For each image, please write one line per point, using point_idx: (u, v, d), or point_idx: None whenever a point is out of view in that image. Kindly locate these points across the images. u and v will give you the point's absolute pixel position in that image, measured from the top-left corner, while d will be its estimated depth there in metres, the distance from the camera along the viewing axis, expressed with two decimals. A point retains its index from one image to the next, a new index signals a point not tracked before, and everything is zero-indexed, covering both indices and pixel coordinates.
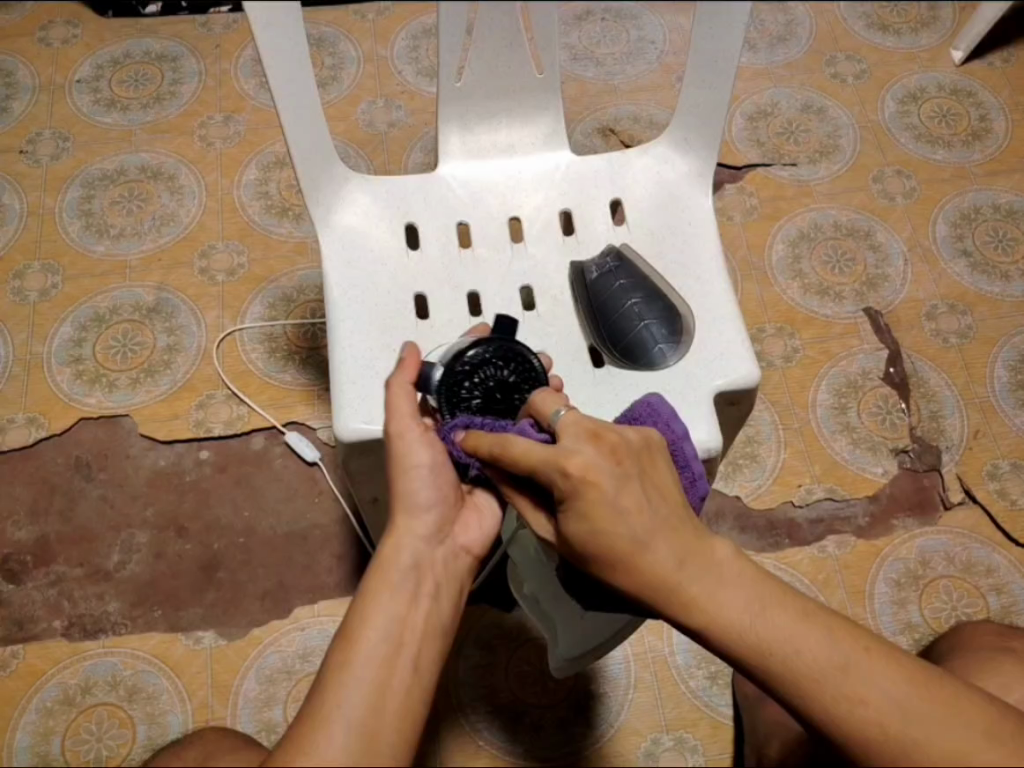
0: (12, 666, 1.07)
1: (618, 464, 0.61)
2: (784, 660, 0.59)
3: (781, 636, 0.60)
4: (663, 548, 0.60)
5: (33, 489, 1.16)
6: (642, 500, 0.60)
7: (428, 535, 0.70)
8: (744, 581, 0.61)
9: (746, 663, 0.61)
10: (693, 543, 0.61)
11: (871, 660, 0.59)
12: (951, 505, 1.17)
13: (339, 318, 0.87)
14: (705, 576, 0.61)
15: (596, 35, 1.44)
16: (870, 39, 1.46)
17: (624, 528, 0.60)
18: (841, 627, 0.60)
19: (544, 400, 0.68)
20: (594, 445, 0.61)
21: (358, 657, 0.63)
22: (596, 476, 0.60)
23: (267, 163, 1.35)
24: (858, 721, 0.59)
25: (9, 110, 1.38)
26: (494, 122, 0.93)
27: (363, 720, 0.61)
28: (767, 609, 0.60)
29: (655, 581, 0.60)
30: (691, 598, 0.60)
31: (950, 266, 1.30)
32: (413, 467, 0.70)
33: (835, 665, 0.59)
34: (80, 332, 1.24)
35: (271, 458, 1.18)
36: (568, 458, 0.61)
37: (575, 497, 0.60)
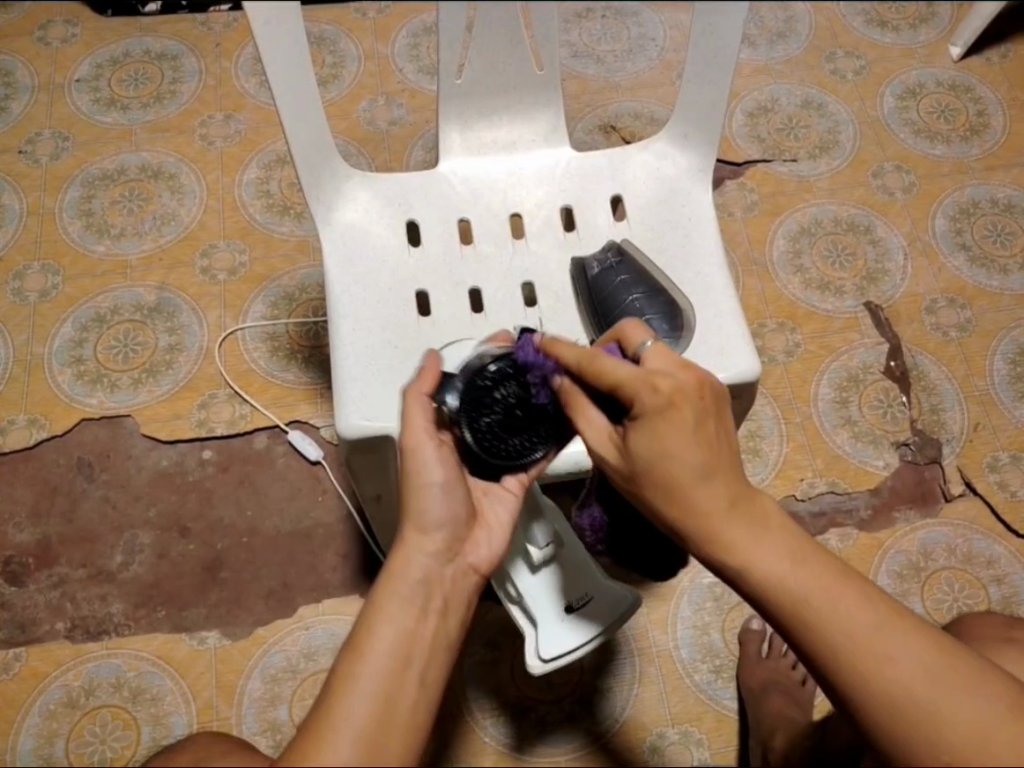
0: (15, 668, 1.07)
1: (702, 393, 0.60)
2: (821, 615, 0.59)
3: (820, 591, 0.59)
4: (720, 487, 0.60)
5: (35, 490, 1.15)
6: (713, 438, 0.60)
7: (439, 553, 0.70)
8: (787, 533, 0.61)
9: (781, 615, 0.60)
10: (746, 488, 0.61)
11: (902, 628, 0.60)
12: (952, 498, 1.18)
13: (340, 315, 0.87)
14: (753, 524, 0.60)
15: (597, 32, 1.44)
16: (868, 36, 1.47)
17: (692, 458, 0.59)
18: (875, 593, 0.61)
19: (636, 329, 0.67)
20: (687, 373, 0.61)
21: (366, 668, 0.63)
22: (681, 401, 0.60)
23: (269, 161, 1.35)
24: (887, 684, 0.59)
25: (7, 110, 1.37)
26: (495, 119, 0.93)
27: (368, 728, 0.61)
28: (809, 563, 0.60)
29: (704, 517, 0.60)
30: (737, 544, 0.60)
31: (949, 260, 1.31)
32: (424, 484, 0.70)
33: (869, 628, 0.59)
34: (81, 333, 1.24)
35: (273, 458, 1.18)
36: (658, 377, 0.60)
37: (655, 416, 0.60)
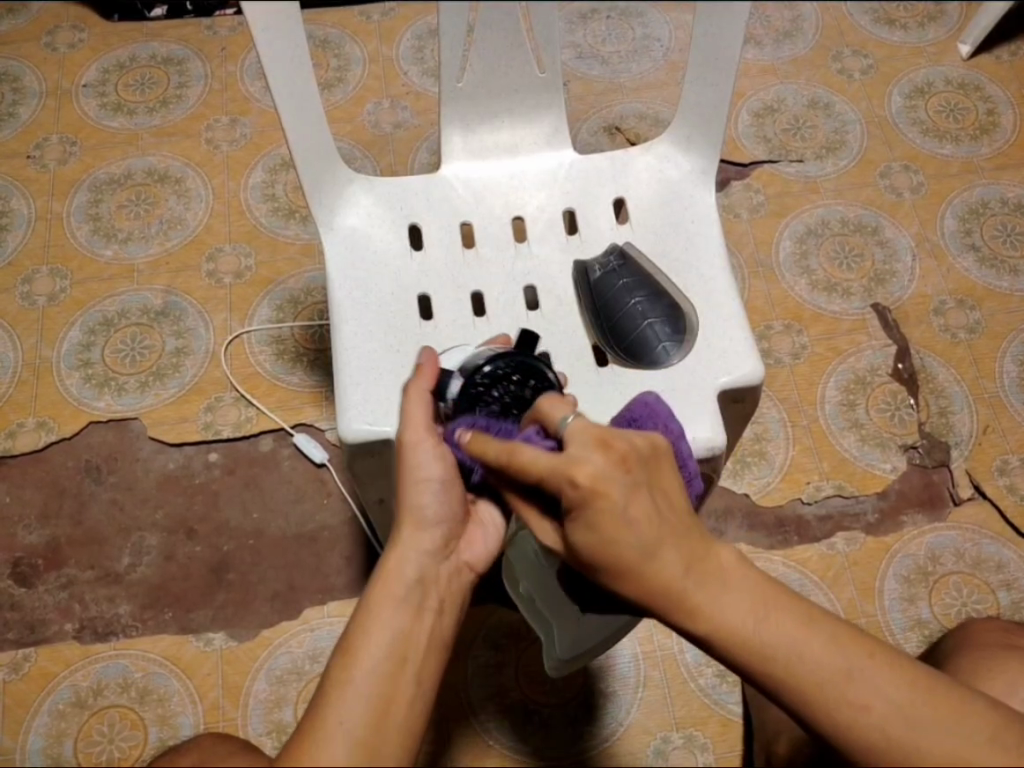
0: (24, 669, 1.08)
1: (627, 470, 0.58)
2: (786, 664, 0.59)
3: (784, 642, 0.59)
4: (670, 556, 0.59)
5: (44, 493, 1.16)
6: (650, 509, 0.58)
7: (435, 549, 0.71)
8: (745, 586, 0.60)
9: (750, 668, 0.60)
10: (698, 546, 0.60)
11: (875, 665, 0.59)
12: (961, 501, 1.17)
13: (343, 318, 0.87)
14: (709, 583, 0.60)
15: (602, 33, 1.44)
16: (876, 34, 1.46)
17: (634, 538, 0.58)
18: (844, 633, 0.60)
19: (552, 405, 0.65)
20: (604, 453, 0.58)
21: (357, 671, 0.63)
22: (606, 487, 0.57)
23: (274, 165, 1.36)
24: (860, 728, 0.58)
25: (17, 115, 1.39)
26: (496, 123, 0.92)
27: (363, 735, 0.60)
28: (771, 613, 0.60)
29: (660, 588, 0.59)
30: (697, 604, 0.59)
31: (958, 260, 1.29)
32: (423, 479, 0.71)
33: (837, 671, 0.59)
34: (89, 336, 1.25)
35: (279, 460, 1.19)
36: (577, 467, 0.58)
37: (586, 507, 0.58)
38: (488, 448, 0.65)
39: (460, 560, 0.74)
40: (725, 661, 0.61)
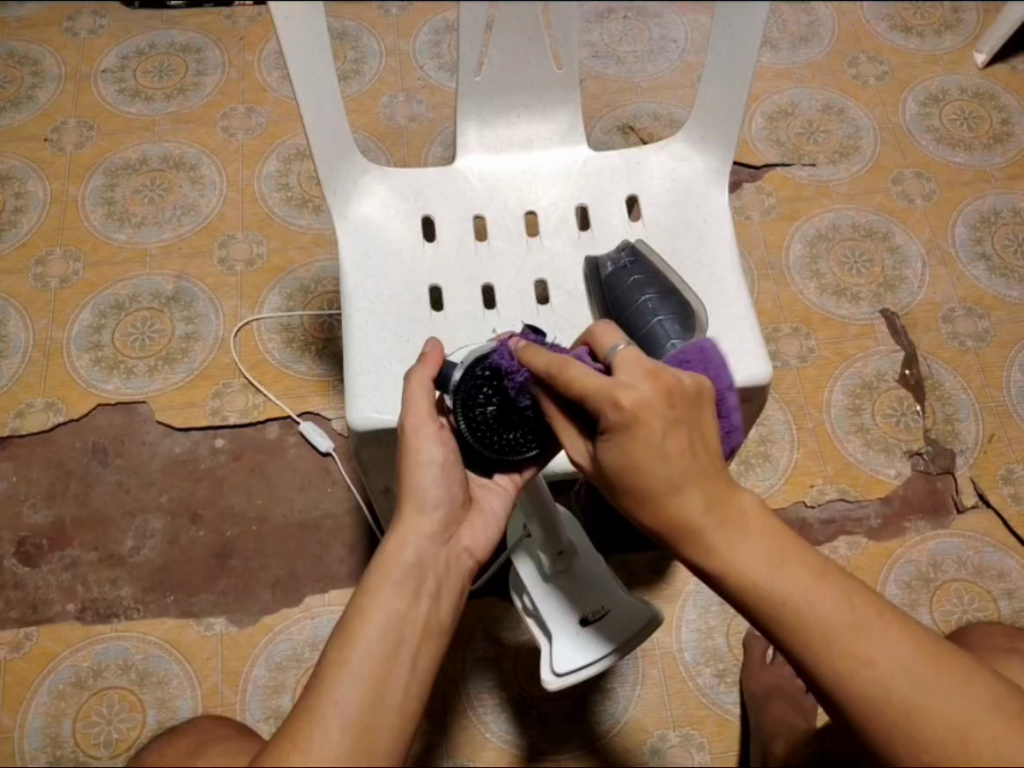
0: (25, 647, 1.09)
1: (670, 405, 0.59)
2: (797, 611, 0.58)
3: (793, 592, 0.59)
4: (695, 494, 0.59)
5: (51, 474, 1.17)
6: (684, 445, 0.59)
7: (434, 534, 0.71)
8: (763, 535, 0.60)
9: (760, 617, 0.60)
10: (723, 491, 0.60)
11: (882, 623, 0.59)
12: (964, 508, 1.17)
13: (354, 306, 0.87)
14: (730, 528, 0.60)
15: (618, 33, 1.44)
16: (892, 41, 1.46)
17: (663, 470, 0.59)
18: (856, 590, 0.59)
19: (608, 331, 0.66)
20: (653, 382, 0.59)
21: (357, 653, 0.63)
22: (648, 415, 0.58)
23: (288, 155, 1.36)
24: (865, 680, 0.58)
25: (35, 98, 1.40)
26: (512, 118, 0.93)
27: (357, 715, 0.61)
28: (786, 563, 0.59)
29: (681, 523, 0.60)
30: (713, 545, 0.59)
31: (969, 269, 1.30)
32: (423, 463, 0.71)
33: (846, 625, 0.58)
34: (100, 319, 1.26)
35: (285, 448, 1.19)
36: (621, 391, 0.59)
37: (625, 431, 0.59)
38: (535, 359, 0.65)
39: (460, 547, 0.73)
40: (738, 609, 0.61)
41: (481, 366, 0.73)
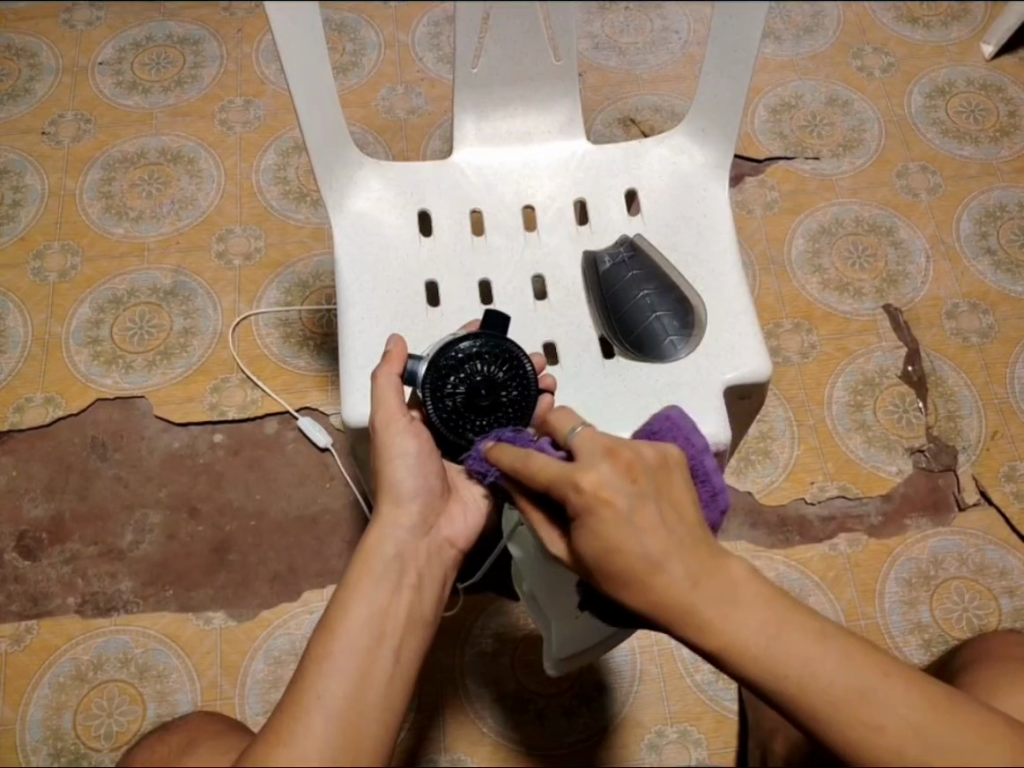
0: (26, 640, 1.09)
1: (634, 481, 0.58)
2: (800, 685, 0.57)
3: (795, 664, 0.57)
4: (677, 568, 0.57)
5: (51, 468, 1.17)
6: (656, 519, 0.58)
7: (413, 526, 0.72)
8: (760, 602, 0.58)
9: (761, 686, 0.58)
10: (709, 559, 0.58)
11: (884, 682, 0.57)
12: (966, 506, 1.16)
13: (350, 302, 0.87)
14: (723, 599, 0.58)
15: (620, 24, 1.43)
16: (899, 32, 1.44)
17: (639, 545, 0.57)
18: (855, 650, 0.58)
19: (563, 417, 0.67)
20: (613, 462, 0.59)
21: (339, 644, 0.63)
22: (609, 493, 0.58)
23: (286, 149, 1.36)
24: (874, 747, 0.57)
25: (33, 91, 1.39)
26: (510, 110, 0.92)
27: (342, 706, 0.61)
28: (785, 631, 0.58)
29: (669, 603, 0.58)
30: (708, 620, 0.57)
31: (973, 264, 1.28)
32: (396, 456, 0.72)
33: (851, 691, 0.57)
34: (99, 313, 1.25)
35: (283, 442, 1.19)
36: (581, 473, 0.59)
37: (590, 514, 0.58)
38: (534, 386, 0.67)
39: (441, 537, 0.74)
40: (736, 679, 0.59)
41: (451, 353, 0.76)
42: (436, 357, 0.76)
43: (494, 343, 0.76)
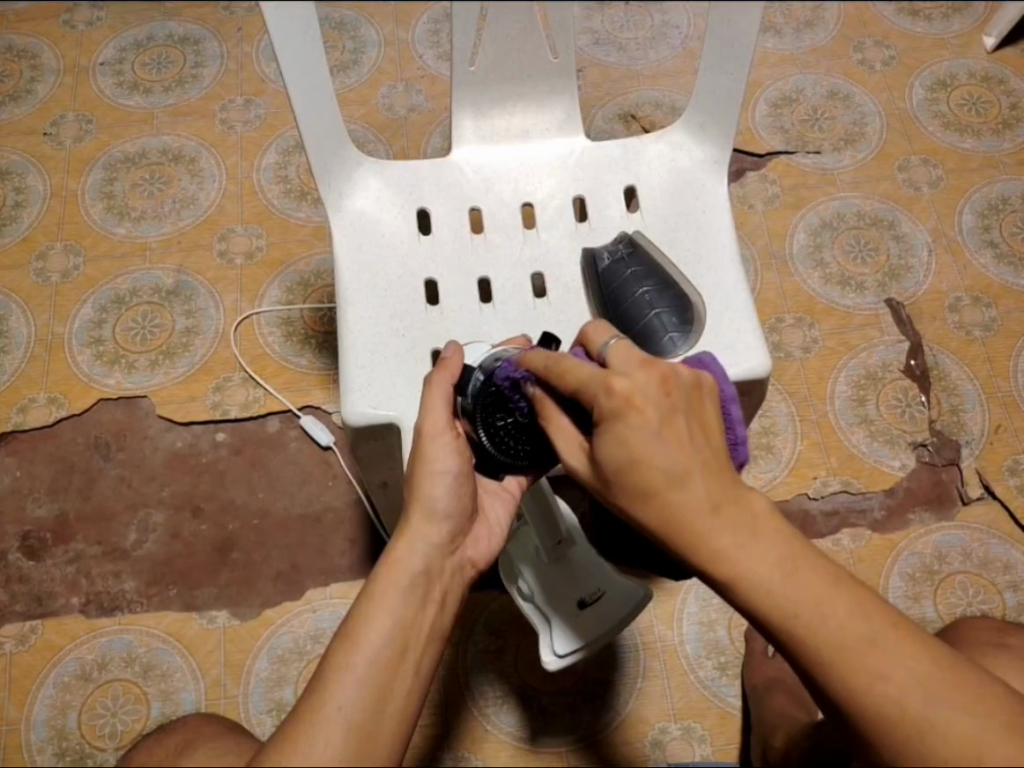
0: (30, 640, 1.10)
1: (666, 393, 0.56)
2: (809, 622, 0.55)
3: (805, 601, 0.55)
4: (699, 488, 0.55)
5: (54, 467, 1.18)
6: (684, 435, 0.56)
7: (442, 543, 0.70)
8: (777, 537, 0.56)
9: (770, 624, 0.56)
10: (730, 488, 0.56)
11: (895, 635, 0.55)
12: (969, 500, 1.15)
13: (350, 301, 0.87)
14: (738, 529, 0.55)
15: (619, 20, 1.43)
16: (900, 25, 1.43)
17: (661, 458, 0.55)
18: (871, 600, 0.55)
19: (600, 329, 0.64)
20: (648, 371, 0.57)
21: (362, 656, 0.63)
22: (641, 402, 0.56)
23: (287, 147, 1.36)
24: (877, 698, 0.55)
25: (34, 92, 1.40)
26: (508, 107, 0.91)
27: (360, 718, 0.61)
28: (798, 568, 0.55)
29: (683, 523, 0.55)
30: (720, 550, 0.55)
31: (976, 257, 1.28)
32: (437, 470, 0.70)
33: (860, 638, 0.55)
34: (101, 313, 1.26)
35: (286, 441, 1.19)
36: (616, 377, 0.57)
37: (616, 417, 0.57)
38: (535, 359, 0.66)
39: (465, 558, 0.73)
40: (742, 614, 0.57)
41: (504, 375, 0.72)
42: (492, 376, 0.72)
43: None
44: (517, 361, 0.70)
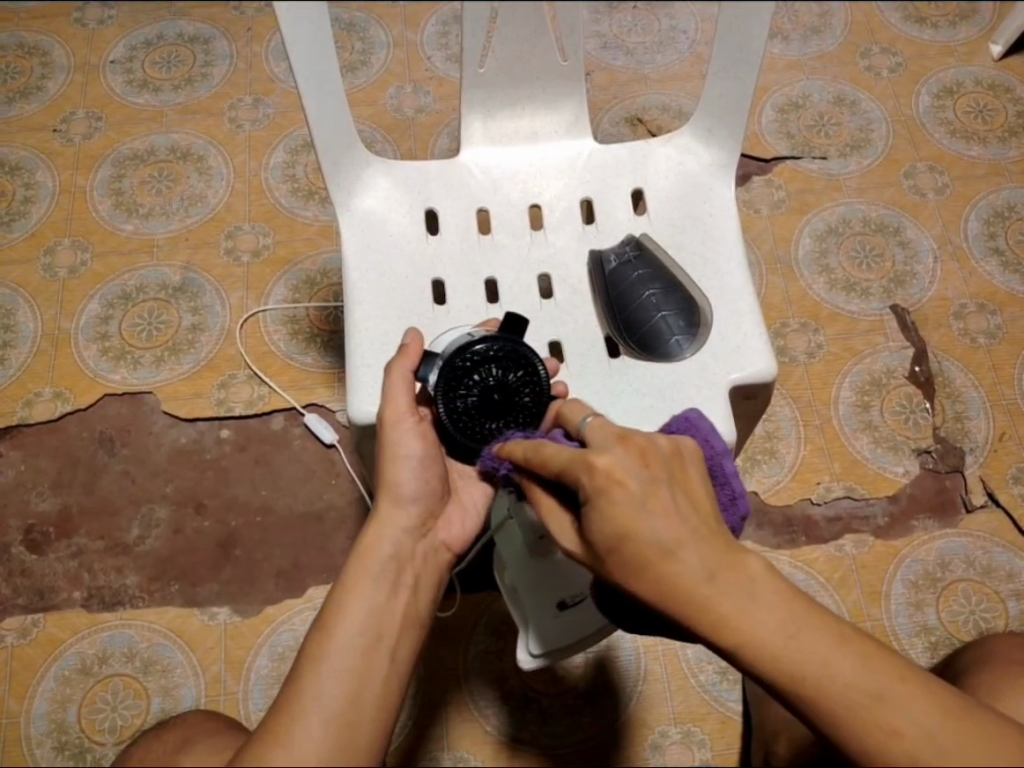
0: (32, 634, 1.10)
1: (645, 466, 0.59)
2: (816, 684, 0.55)
3: (815, 662, 0.55)
4: (691, 557, 0.56)
5: (58, 462, 1.18)
6: (669, 505, 0.57)
7: (411, 526, 0.72)
8: (777, 599, 0.56)
9: (780, 687, 0.56)
10: (723, 552, 0.57)
11: (904, 687, 0.55)
12: (973, 508, 1.15)
13: (357, 300, 0.87)
14: (738, 592, 0.56)
15: (627, 24, 1.43)
16: (907, 32, 1.44)
17: (651, 532, 0.56)
18: (877, 655, 0.56)
19: (575, 408, 0.68)
20: (624, 447, 0.60)
21: (337, 644, 0.64)
22: (622, 476, 0.58)
23: (295, 147, 1.36)
24: (891, 756, 0.54)
25: (44, 89, 1.40)
26: (516, 109, 0.92)
27: (341, 706, 0.61)
28: (802, 630, 0.55)
29: (681, 590, 0.56)
30: (723, 615, 0.55)
31: (981, 264, 1.28)
32: (401, 455, 0.72)
33: (869, 694, 0.55)
34: (107, 309, 1.26)
35: (290, 439, 1.19)
36: (596, 456, 0.60)
37: (601, 495, 0.58)
38: (516, 449, 0.68)
39: (438, 540, 0.75)
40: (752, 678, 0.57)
41: (468, 353, 0.75)
42: (450, 362, 0.75)
43: (510, 348, 0.75)
44: (495, 451, 0.71)
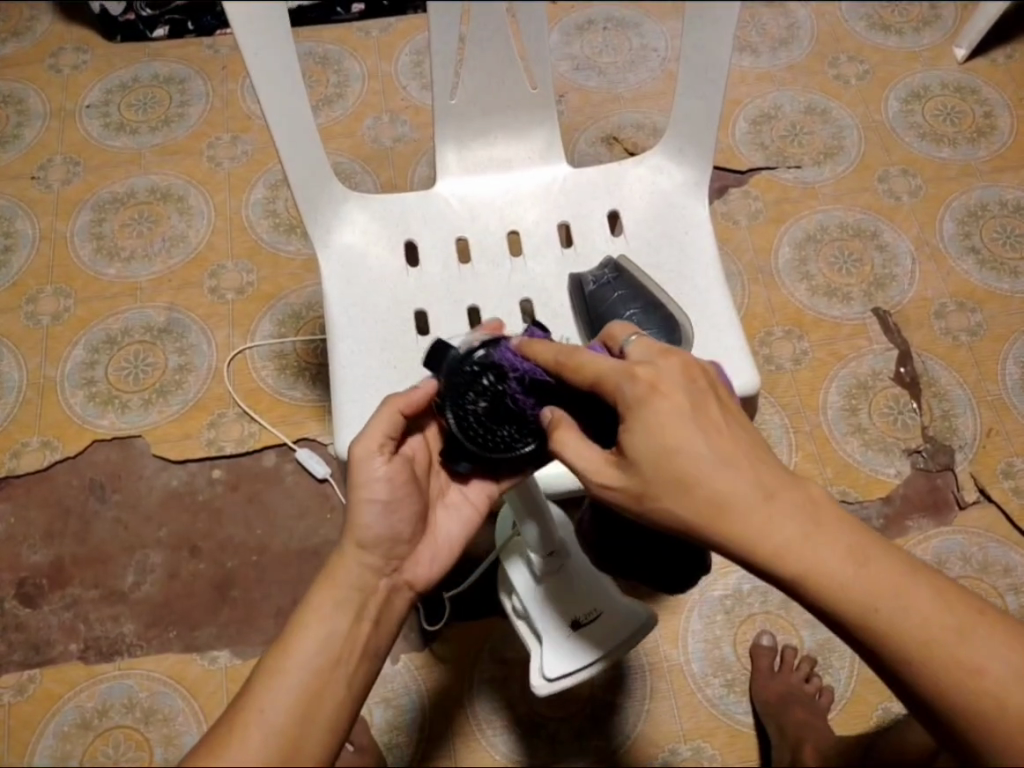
0: (29, 690, 1.08)
1: (690, 381, 0.61)
2: (890, 617, 0.58)
3: (889, 590, 0.58)
4: (749, 483, 0.59)
5: (48, 513, 1.17)
6: (721, 426, 0.60)
7: (377, 564, 0.70)
8: (842, 528, 0.59)
9: (851, 619, 0.59)
10: (778, 483, 0.59)
11: (979, 623, 0.59)
12: (966, 504, 1.16)
13: (339, 338, 0.86)
14: (803, 521, 0.59)
15: (599, 45, 1.44)
16: (873, 40, 1.46)
17: (701, 450, 0.59)
18: (951, 592, 0.60)
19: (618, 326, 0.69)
20: (674, 362, 0.62)
21: (291, 663, 0.65)
22: (665, 389, 0.61)
23: (275, 182, 1.36)
24: (976, 689, 0.58)
25: (21, 137, 1.40)
26: (490, 139, 0.92)
27: (286, 723, 0.62)
28: (871, 562, 0.59)
29: (747, 518, 0.58)
30: (791, 546, 0.58)
31: (958, 263, 1.29)
32: (366, 494, 0.69)
33: (947, 628, 0.58)
34: (92, 354, 1.25)
35: (282, 475, 1.19)
36: (639, 366, 0.62)
37: (643, 403, 0.60)
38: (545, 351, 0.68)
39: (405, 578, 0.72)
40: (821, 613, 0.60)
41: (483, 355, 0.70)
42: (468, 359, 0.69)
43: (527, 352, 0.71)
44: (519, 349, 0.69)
